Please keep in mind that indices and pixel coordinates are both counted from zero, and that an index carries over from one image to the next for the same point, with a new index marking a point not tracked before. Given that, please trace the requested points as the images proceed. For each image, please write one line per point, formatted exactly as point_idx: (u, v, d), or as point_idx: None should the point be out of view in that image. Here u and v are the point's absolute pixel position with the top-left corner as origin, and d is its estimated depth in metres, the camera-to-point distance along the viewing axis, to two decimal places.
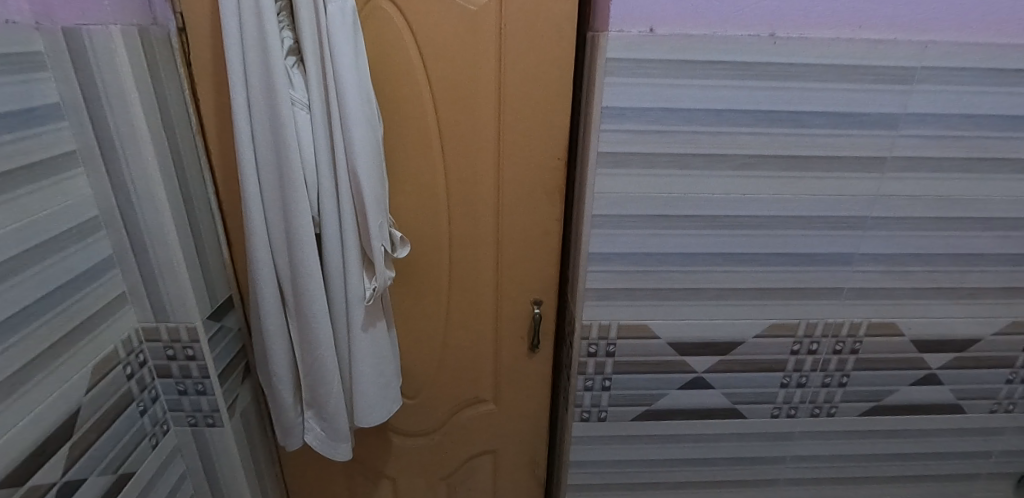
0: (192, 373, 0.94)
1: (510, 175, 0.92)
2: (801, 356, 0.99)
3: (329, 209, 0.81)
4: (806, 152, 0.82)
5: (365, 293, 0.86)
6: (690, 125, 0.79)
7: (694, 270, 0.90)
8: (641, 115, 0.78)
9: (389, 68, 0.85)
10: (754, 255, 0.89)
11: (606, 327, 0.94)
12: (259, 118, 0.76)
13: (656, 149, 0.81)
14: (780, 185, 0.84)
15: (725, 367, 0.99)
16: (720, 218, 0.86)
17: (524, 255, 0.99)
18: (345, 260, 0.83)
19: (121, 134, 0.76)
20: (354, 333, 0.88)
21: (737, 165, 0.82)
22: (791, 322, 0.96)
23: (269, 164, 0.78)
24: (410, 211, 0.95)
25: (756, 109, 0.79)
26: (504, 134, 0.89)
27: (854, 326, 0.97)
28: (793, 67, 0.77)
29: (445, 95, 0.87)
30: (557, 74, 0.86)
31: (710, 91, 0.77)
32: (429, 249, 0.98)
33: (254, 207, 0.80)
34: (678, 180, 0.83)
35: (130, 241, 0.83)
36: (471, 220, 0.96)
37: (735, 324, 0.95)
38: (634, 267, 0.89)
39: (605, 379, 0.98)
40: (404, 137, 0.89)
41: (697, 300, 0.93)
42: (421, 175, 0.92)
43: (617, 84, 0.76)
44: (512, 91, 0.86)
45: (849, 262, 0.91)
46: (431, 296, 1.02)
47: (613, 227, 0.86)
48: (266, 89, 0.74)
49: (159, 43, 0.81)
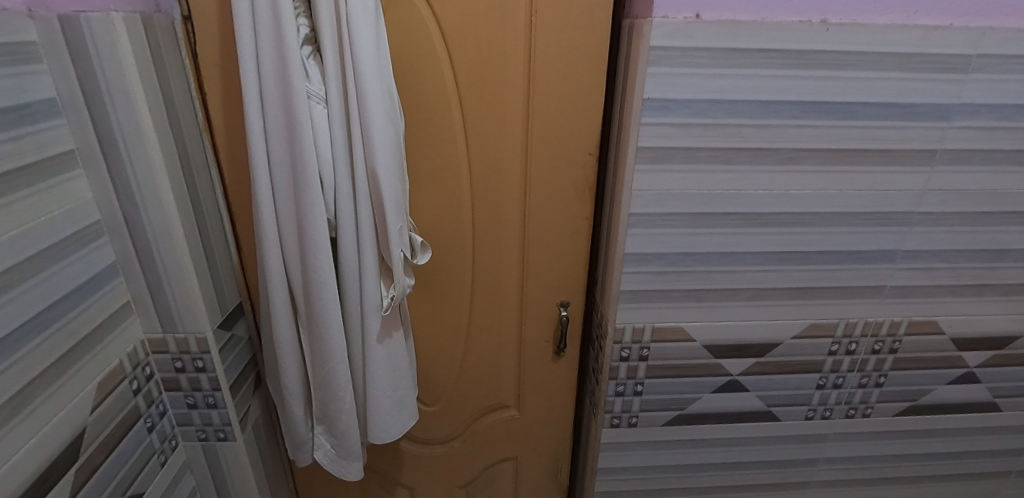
0: (202, 385, 0.89)
1: (535, 173, 0.87)
2: (839, 357, 0.96)
3: (347, 212, 0.75)
4: (855, 145, 0.78)
5: (382, 301, 0.81)
6: (736, 117, 0.75)
7: (734, 270, 0.86)
8: (685, 107, 0.73)
9: (412, 59, 0.79)
10: (795, 253, 0.85)
11: (640, 331, 0.89)
12: (272, 113, 0.70)
13: (700, 143, 0.76)
14: (827, 180, 0.80)
15: (761, 369, 0.95)
16: (761, 215, 0.82)
17: (550, 256, 0.94)
18: (362, 266, 0.78)
19: (123, 131, 0.70)
20: (369, 344, 0.82)
21: (783, 159, 0.78)
22: (830, 323, 0.92)
23: (283, 163, 0.72)
24: (431, 211, 0.89)
25: (804, 100, 0.75)
26: (532, 127, 0.84)
27: (894, 325, 0.94)
28: (845, 55, 0.72)
29: (470, 88, 0.82)
30: (590, 63, 0.81)
31: (759, 81, 0.73)
32: (451, 251, 0.93)
33: (265, 208, 0.74)
34: (720, 175, 0.78)
35: (134, 247, 0.77)
36: (495, 220, 0.91)
37: (775, 326, 0.91)
38: (671, 268, 0.85)
39: (637, 384, 0.94)
40: (425, 134, 0.84)
41: (736, 301, 0.88)
42: (443, 172, 0.87)
43: (661, 75, 0.71)
44: (542, 83, 0.81)
45: (892, 260, 0.87)
46: (452, 301, 0.97)
47: (651, 226, 0.81)
48: (281, 82, 0.68)
49: (163, 31, 0.74)
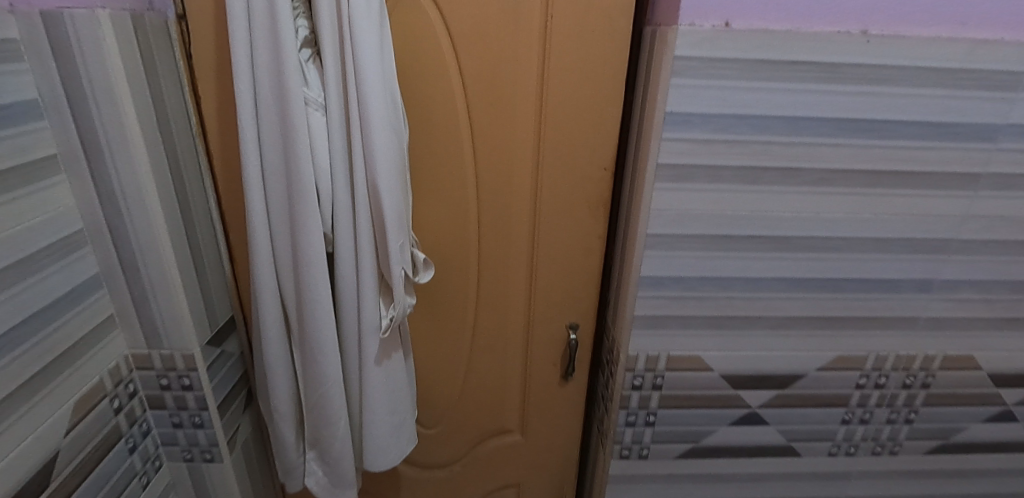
0: (189, 404, 0.84)
1: (547, 188, 0.82)
2: (867, 391, 0.89)
3: (344, 227, 0.70)
4: (893, 166, 0.72)
5: (381, 323, 0.75)
6: (765, 134, 0.69)
7: (756, 297, 0.80)
8: (709, 122, 0.68)
9: (418, 64, 0.74)
10: (823, 281, 0.79)
11: (654, 359, 0.84)
12: (267, 120, 0.65)
13: (725, 161, 0.70)
14: (861, 203, 0.74)
15: (782, 402, 0.89)
16: (788, 239, 0.76)
17: (560, 275, 0.89)
18: (360, 284, 0.73)
19: (109, 136, 0.66)
20: (366, 367, 0.77)
21: (814, 180, 0.72)
22: (858, 355, 0.86)
23: (278, 173, 0.68)
24: (436, 226, 0.84)
25: (839, 118, 0.69)
26: (544, 139, 0.79)
27: (927, 359, 0.87)
28: (885, 69, 0.67)
29: (480, 97, 0.77)
30: (608, 72, 0.76)
31: (791, 95, 0.67)
32: (456, 268, 0.87)
33: (258, 220, 0.70)
34: (746, 196, 0.73)
35: (119, 258, 0.73)
36: (503, 236, 0.86)
37: (799, 357, 0.85)
38: (689, 293, 0.79)
39: (649, 415, 0.89)
40: (430, 144, 0.79)
41: (757, 330, 0.83)
42: (449, 184, 0.82)
43: (686, 87, 0.66)
44: (556, 93, 0.76)
45: (928, 290, 0.81)
46: (456, 320, 0.92)
47: (669, 248, 0.76)
48: (276, 87, 0.64)
49: (155, 31, 0.70)
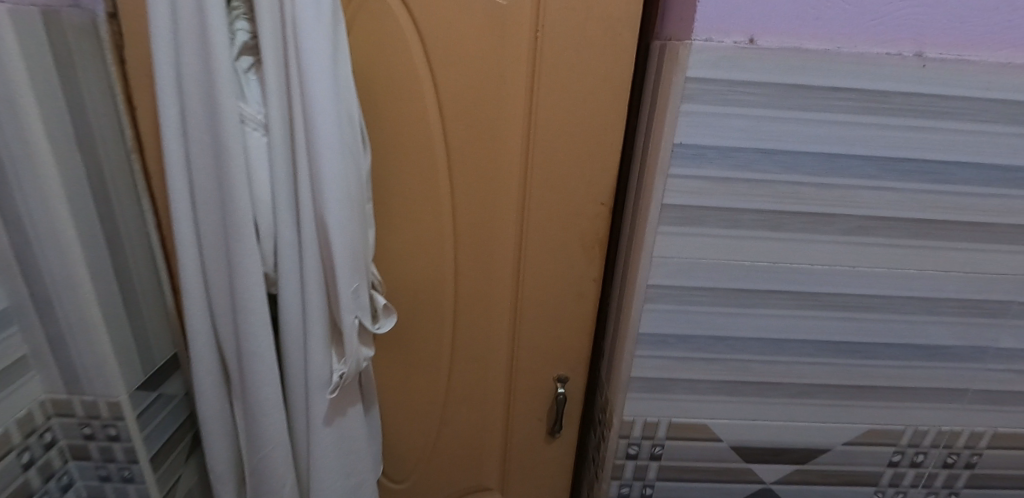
0: (116, 456, 0.73)
1: (534, 224, 0.71)
2: (901, 469, 0.77)
3: (289, 266, 0.60)
4: (948, 216, 0.60)
5: (331, 378, 0.64)
6: (793, 173, 0.58)
7: (775, 360, 0.68)
8: (726, 156, 0.57)
9: (385, 77, 0.63)
10: (856, 344, 0.67)
11: (653, 425, 0.72)
12: (196, 140, 0.55)
13: (744, 204, 0.59)
14: (906, 257, 0.62)
15: (801, 479, 0.77)
16: (816, 296, 0.64)
17: (548, 322, 0.77)
18: (307, 333, 0.62)
19: (12, 152, 0.56)
20: (314, 427, 0.66)
21: (850, 229, 0.61)
22: (893, 429, 0.74)
23: (209, 202, 0.57)
24: (405, 262, 0.73)
25: (884, 156, 0.57)
26: (532, 168, 0.68)
27: (973, 436, 0.75)
28: (944, 101, 0.55)
29: (458, 117, 0.65)
30: (607, 94, 0.64)
31: (827, 128, 0.56)
32: (429, 311, 0.76)
33: (186, 255, 0.59)
34: (767, 245, 0.61)
35: (30, 291, 0.62)
36: (482, 275, 0.74)
37: (823, 429, 0.73)
38: (697, 353, 0.67)
39: (646, 486, 0.77)
40: (400, 170, 0.68)
41: (776, 397, 0.71)
42: (422, 216, 0.70)
43: (701, 114, 0.55)
44: (546, 115, 0.65)
45: (980, 359, 0.69)
46: (428, 368, 0.80)
47: (674, 301, 0.64)
48: (208, 102, 0.53)
49: (77, 31, 0.60)
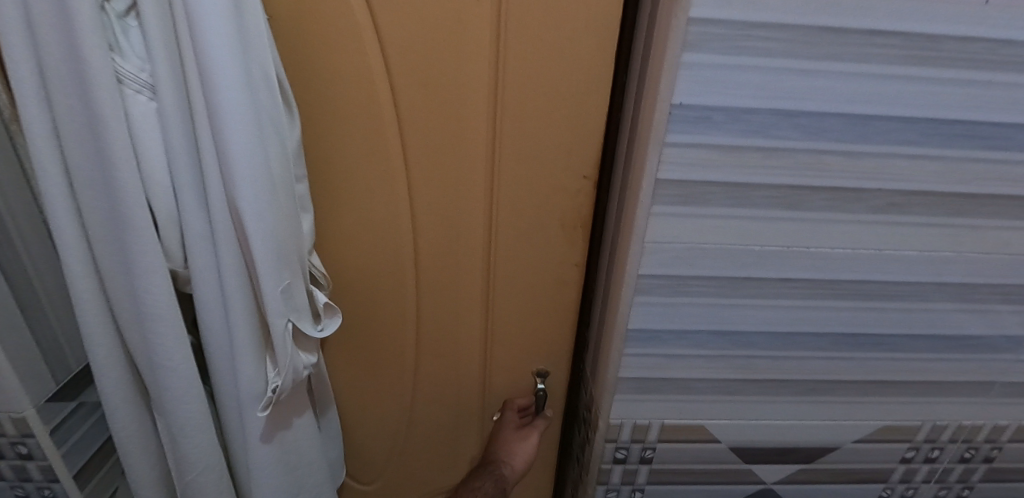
0: (33, 475, 0.64)
1: (505, 203, 0.60)
2: (914, 465, 0.70)
3: (201, 262, 0.49)
4: (995, 189, 0.50)
5: (267, 389, 0.55)
6: (816, 140, 0.47)
7: (783, 357, 0.59)
8: (735, 120, 0.46)
9: (310, 20, 0.50)
10: (876, 337, 0.59)
11: (644, 428, 0.64)
12: (64, 110, 0.42)
13: (755, 178, 0.48)
14: (941, 239, 0.53)
15: (804, 477, 0.70)
16: (834, 285, 0.55)
17: (525, 313, 0.68)
18: (231, 339, 0.52)
19: None
20: (252, 442, 0.57)
21: (880, 207, 0.51)
22: (909, 425, 0.66)
23: (90, 187, 0.45)
24: (356, 249, 0.62)
25: (928, 118, 0.47)
26: (501, 136, 0.56)
27: (997, 430, 0.67)
28: (1010, 47, 0.44)
29: (408, 75, 0.52)
30: (591, 43, 0.52)
31: (861, 83, 0.45)
32: (388, 302, 0.66)
33: (70, 253, 0.47)
34: (781, 228, 0.51)
35: None
36: (447, 262, 0.64)
37: (832, 427, 0.65)
38: (695, 350, 0.58)
39: (635, 490, 0.70)
40: (341, 141, 0.56)
41: (782, 396, 0.62)
42: (371, 196, 0.59)
43: (706, 67, 0.43)
44: (516, 72, 0.53)
45: (1012, 350, 0.61)
46: (391, 364, 0.71)
47: (668, 294, 0.54)
48: (69, 59, 0.40)
49: None
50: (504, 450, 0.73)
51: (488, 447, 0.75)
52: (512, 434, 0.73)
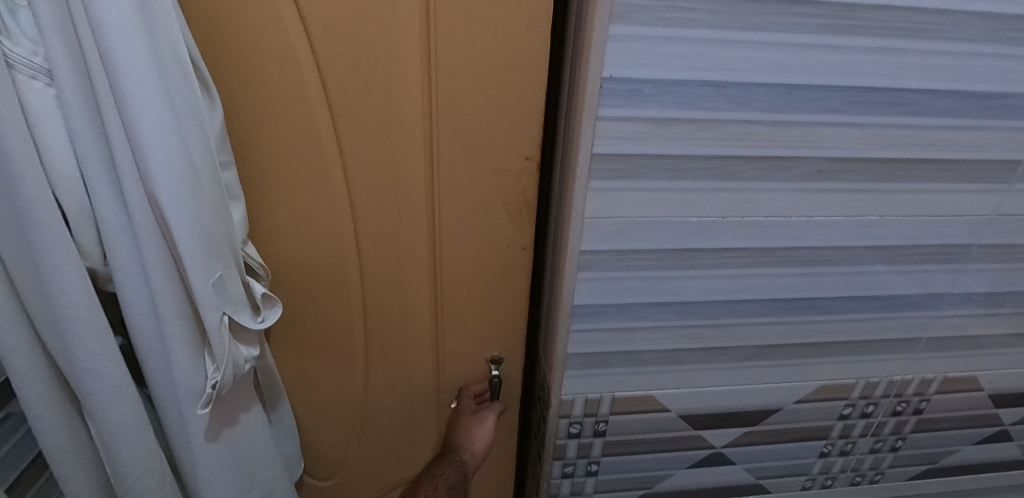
0: None
1: (446, 186, 0.59)
2: (851, 421, 0.74)
3: (122, 257, 0.46)
4: (913, 154, 0.52)
5: (205, 385, 0.53)
6: (745, 110, 0.48)
7: (725, 325, 0.61)
8: (665, 92, 0.46)
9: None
10: (811, 301, 0.61)
11: (595, 402, 0.65)
12: None
13: (689, 149, 0.49)
14: (865, 204, 0.55)
15: (751, 439, 0.73)
16: (770, 252, 0.56)
17: (474, 296, 0.67)
18: (162, 336, 0.50)
19: None
20: (194, 441, 0.55)
21: (808, 175, 0.52)
22: (845, 383, 0.69)
23: None
24: (294, 239, 0.60)
25: (849, 86, 0.48)
26: (437, 117, 0.55)
27: (924, 383, 0.71)
28: (921, 14, 0.45)
29: (334, 56, 0.50)
30: (524, 18, 0.51)
31: (786, 52, 0.46)
32: (332, 293, 0.65)
33: None
34: (716, 198, 0.52)
35: None
36: (391, 249, 0.62)
37: (774, 389, 0.68)
38: (640, 323, 0.59)
39: (591, 463, 0.71)
40: (270, 127, 0.53)
41: (726, 363, 0.64)
42: (307, 183, 0.57)
43: (634, 39, 0.43)
44: (448, 51, 0.51)
45: (934, 307, 0.64)
46: (340, 355, 0.70)
47: (610, 268, 0.55)
48: None
49: None
50: (463, 438, 0.73)
51: (450, 436, 0.75)
52: (470, 420, 0.74)
